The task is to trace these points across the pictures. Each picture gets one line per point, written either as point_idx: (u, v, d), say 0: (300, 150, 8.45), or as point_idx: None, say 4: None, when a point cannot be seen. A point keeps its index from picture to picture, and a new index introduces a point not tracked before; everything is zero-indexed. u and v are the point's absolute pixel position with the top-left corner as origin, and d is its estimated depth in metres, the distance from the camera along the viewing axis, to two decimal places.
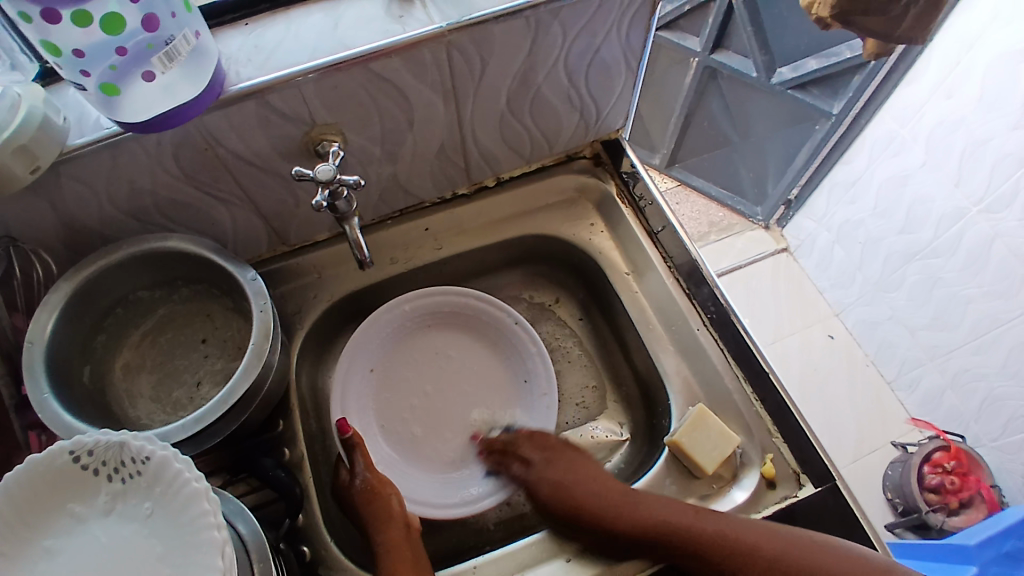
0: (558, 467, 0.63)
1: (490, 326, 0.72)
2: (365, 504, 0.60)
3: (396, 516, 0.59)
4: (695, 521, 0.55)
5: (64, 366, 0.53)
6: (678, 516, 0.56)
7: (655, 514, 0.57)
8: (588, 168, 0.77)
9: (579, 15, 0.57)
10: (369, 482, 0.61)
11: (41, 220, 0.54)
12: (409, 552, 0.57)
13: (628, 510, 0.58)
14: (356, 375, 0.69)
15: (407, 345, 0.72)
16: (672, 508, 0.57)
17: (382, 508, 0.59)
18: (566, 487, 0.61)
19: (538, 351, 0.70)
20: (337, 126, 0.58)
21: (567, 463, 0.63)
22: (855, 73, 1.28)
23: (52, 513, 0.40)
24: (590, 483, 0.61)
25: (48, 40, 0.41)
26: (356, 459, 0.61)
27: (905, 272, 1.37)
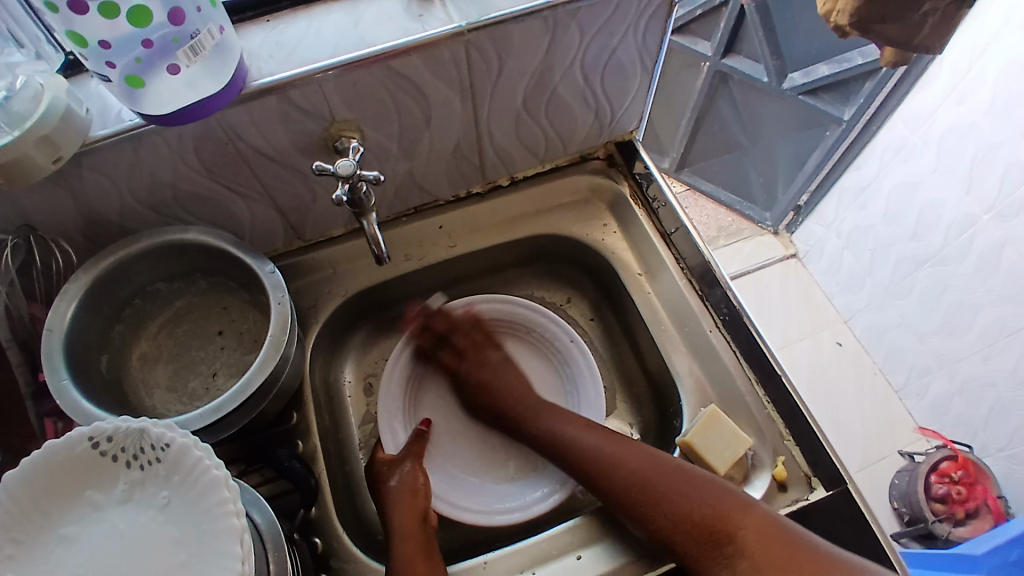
0: (490, 371, 0.70)
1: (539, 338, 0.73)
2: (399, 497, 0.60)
3: (420, 508, 0.60)
4: (585, 438, 0.63)
5: (83, 355, 0.54)
6: (572, 431, 0.64)
7: (551, 423, 0.66)
8: (601, 169, 0.77)
9: (596, 16, 0.57)
10: (407, 478, 0.62)
11: (62, 210, 0.54)
12: (420, 542, 0.58)
13: (535, 419, 0.67)
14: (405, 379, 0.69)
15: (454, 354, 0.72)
16: (571, 424, 0.65)
17: (409, 499, 0.60)
18: (492, 385, 0.69)
19: (574, 343, 0.71)
20: (355, 123, 0.58)
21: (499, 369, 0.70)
22: (866, 79, 1.28)
23: (69, 499, 0.41)
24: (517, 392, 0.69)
25: (73, 29, 0.42)
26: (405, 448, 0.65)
27: (914, 278, 1.36)
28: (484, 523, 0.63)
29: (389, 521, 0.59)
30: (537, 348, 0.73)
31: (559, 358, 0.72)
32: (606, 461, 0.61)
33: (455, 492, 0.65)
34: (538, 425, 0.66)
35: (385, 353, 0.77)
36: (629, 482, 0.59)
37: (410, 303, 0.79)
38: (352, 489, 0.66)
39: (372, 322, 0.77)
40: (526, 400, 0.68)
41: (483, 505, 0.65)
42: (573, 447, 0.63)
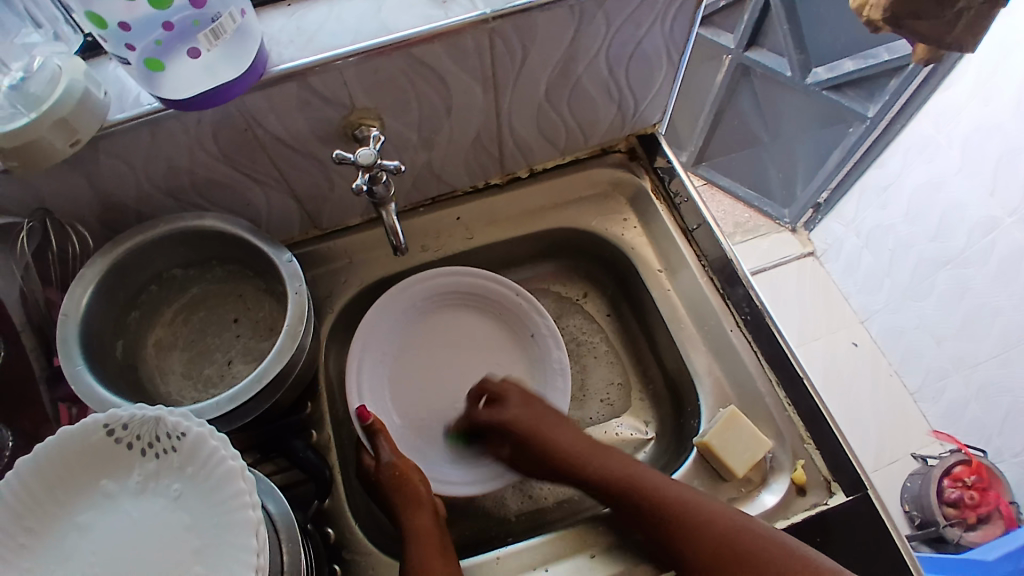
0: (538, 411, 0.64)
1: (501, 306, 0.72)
2: (392, 486, 0.59)
3: (425, 502, 0.59)
4: (652, 482, 0.58)
5: (98, 340, 0.54)
6: (634, 472, 0.60)
7: (625, 470, 0.60)
8: (622, 162, 0.76)
9: (624, 5, 0.56)
10: (394, 466, 0.60)
11: (79, 195, 0.54)
12: (437, 546, 0.56)
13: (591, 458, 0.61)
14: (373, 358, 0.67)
15: (419, 330, 0.71)
16: (629, 463, 0.61)
17: (412, 494, 0.59)
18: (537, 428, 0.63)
19: (552, 335, 0.70)
20: (375, 111, 0.57)
21: (551, 417, 0.64)
22: (891, 77, 1.24)
23: (85, 485, 0.41)
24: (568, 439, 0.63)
25: (92, 10, 0.41)
26: (379, 445, 0.61)
27: (935, 281, 1.34)
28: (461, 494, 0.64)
29: (403, 522, 0.57)
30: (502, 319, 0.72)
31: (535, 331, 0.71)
32: (687, 512, 0.55)
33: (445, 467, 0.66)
34: (597, 469, 0.61)
35: None
36: (714, 544, 0.53)
37: None
38: None
39: None
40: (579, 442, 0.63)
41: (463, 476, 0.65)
42: (643, 491, 0.58)
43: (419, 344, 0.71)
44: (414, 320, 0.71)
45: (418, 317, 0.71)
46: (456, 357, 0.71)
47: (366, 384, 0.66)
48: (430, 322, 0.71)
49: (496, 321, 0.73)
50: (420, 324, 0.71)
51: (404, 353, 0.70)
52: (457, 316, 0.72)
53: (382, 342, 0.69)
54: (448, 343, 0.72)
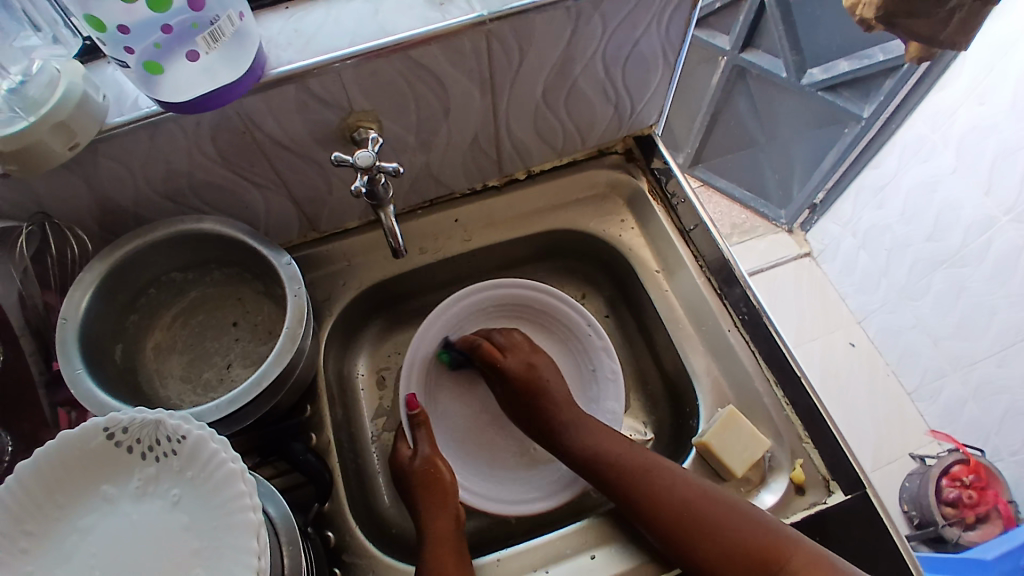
0: (540, 363, 0.68)
1: (562, 327, 0.72)
2: (420, 480, 0.60)
3: (451, 505, 0.59)
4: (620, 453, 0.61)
5: (97, 344, 0.54)
6: (608, 444, 0.62)
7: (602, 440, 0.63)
8: (619, 163, 0.76)
9: (620, 7, 0.56)
10: (429, 462, 0.61)
11: (78, 198, 0.54)
12: (454, 545, 0.57)
13: (575, 427, 0.64)
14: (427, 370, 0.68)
15: (474, 342, 0.71)
16: (605, 434, 0.63)
17: (440, 493, 0.59)
18: (535, 377, 0.66)
19: (614, 381, 0.69)
20: (373, 113, 0.57)
21: (547, 369, 0.67)
22: (887, 77, 1.25)
23: (85, 490, 0.41)
24: (563, 394, 0.66)
25: (91, 14, 0.41)
26: (419, 438, 0.62)
27: (930, 280, 1.35)
28: (493, 508, 0.62)
29: (422, 517, 0.59)
30: (560, 338, 0.72)
31: (594, 370, 0.70)
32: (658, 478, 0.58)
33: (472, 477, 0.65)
34: (579, 435, 0.63)
35: (398, 347, 0.76)
36: (677, 508, 0.56)
37: (422, 297, 0.78)
38: (362, 484, 0.66)
39: (385, 315, 0.76)
40: (571, 406, 0.65)
41: (492, 492, 0.64)
42: (614, 460, 0.61)
43: (472, 348, 0.71)
44: (472, 331, 0.71)
45: (476, 322, 0.71)
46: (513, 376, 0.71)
47: (412, 378, 0.67)
48: (487, 330, 0.72)
49: (558, 347, 0.72)
50: (476, 328, 0.72)
51: (459, 355, 0.71)
52: (515, 328, 0.73)
53: (436, 354, 0.69)
54: (502, 361, 0.72)
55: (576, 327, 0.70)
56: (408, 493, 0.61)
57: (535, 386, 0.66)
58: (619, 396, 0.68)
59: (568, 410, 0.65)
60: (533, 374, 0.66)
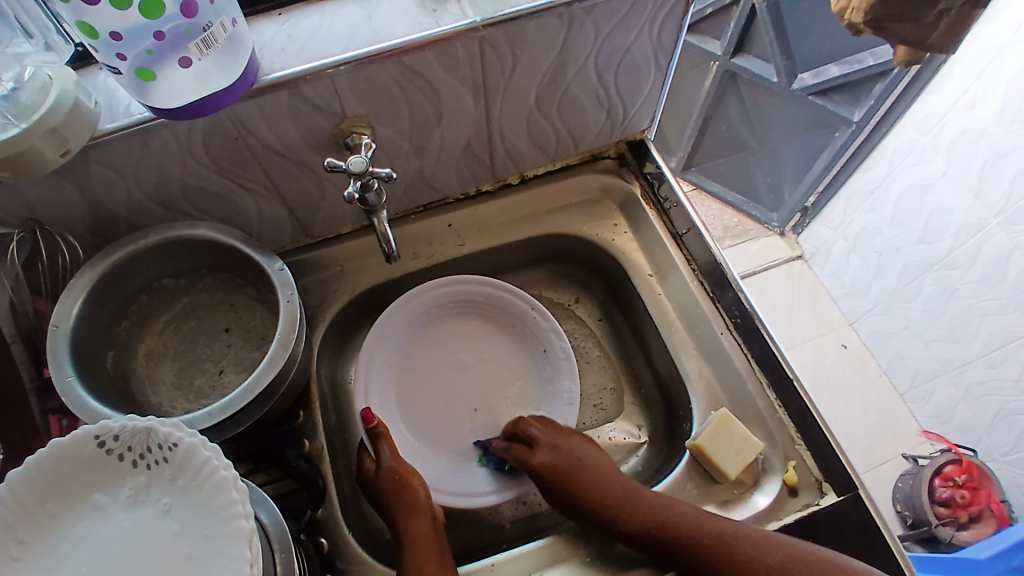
0: (569, 447, 0.63)
1: (513, 319, 0.72)
2: (389, 489, 0.60)
3: (424, 509, 0.59)
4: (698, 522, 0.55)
5: (89, 351, 0.53)
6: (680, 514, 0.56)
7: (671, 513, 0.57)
8: (612, 168, 0.77)
9: (612, 14, 0.56)
10: (395, 470, 0.61)
11: (70, 204, 0.54)
12: (434, 550, 0.57)
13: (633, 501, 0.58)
14: (380, 364, 0.68)
15: (429, 338, 0.72)
16: (675, 504, 0.57)
17: (412, 499, 0.59)
18: (565, 463, 0.62)
19: (566, 360, 0.69)
20: (366, 119, 0.58)
21: (574, 445, 0.63)
22: (878, 81, 1.28)
23: (76, 499, 0.40)
24: (597, 470, 0.61)
25: (83, 21, 0.41)
26: (381, 448, 0.62)
27: (921, 283, 1.36)
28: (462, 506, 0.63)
29: (398, 527, 0.58)
30: (513, 331, 0.72)
31: (548, 352, 0.71)
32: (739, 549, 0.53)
33: (436, 476, 0.65)
34: (634, 515, 0.57)
35: None
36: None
37: None
38: (355, 490, 0.65)
39: None
40: (612, 487, 0.60)
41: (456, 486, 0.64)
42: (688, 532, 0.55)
43: (429, 346, 0.71)
44: (427, 327, 0.72)
45: (429, 320, 0.72)
46: (466, 369, 0.71)
47: (370, 378, 0.67)
48: (440, 327, 0.72)
49: (511, 339, 0.72)
50: (430, 326, 0.72)
51: (416, 353, 0.71)
52: (470, 324, 0.73)
53: (390, 349, 0.69)
54: (455, 355, 0.72)
55: (526, 316, 0.71)
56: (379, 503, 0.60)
57: (567, 472, 0.61)
58: (574, 373, 0.69)
59: (602, 486, 0.60)
60: (564, 459, 0.62)
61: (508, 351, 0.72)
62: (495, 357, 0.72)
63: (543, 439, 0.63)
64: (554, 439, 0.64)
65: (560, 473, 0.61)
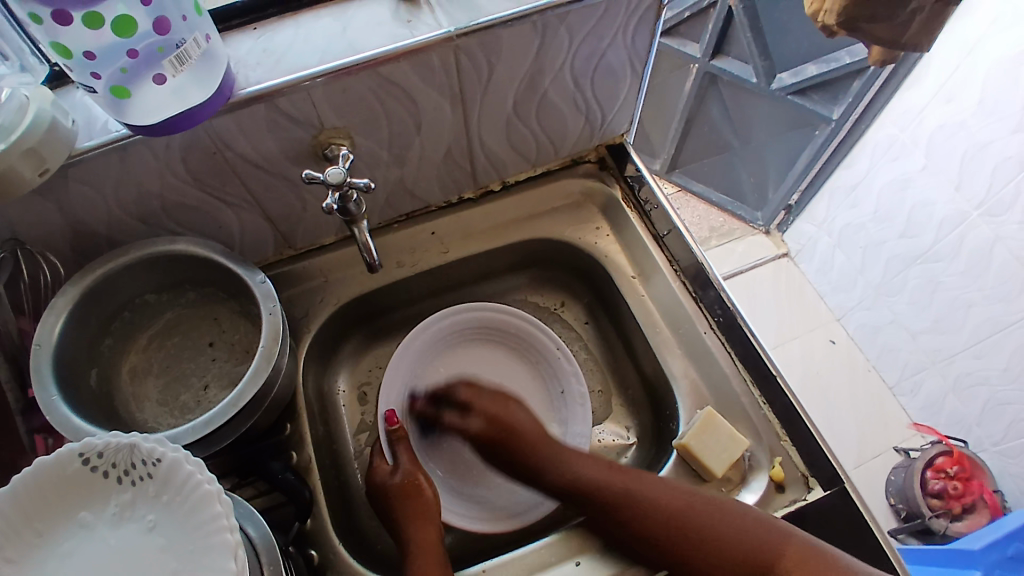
0: (504, 412, 0.66)
1: (535, 354, 0.72)
2: (397, 495, 0.60)
3: (433, 515, 0.60)
4: (617, 478, 0.60)
5: (72, 369, 0.53)
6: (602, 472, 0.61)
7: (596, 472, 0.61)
8: (592, 172, 0.77)
9: (585, 20, 0.57)
10: (408, 476, 0.61)
11: (50, 223, 0.54)
12: (438, 556, 0.57)
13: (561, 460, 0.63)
14: (405, 377, 0.68)
15: (452, 356, 0.72)
16: (599, 463, 0.62)
17: (420, 505, 0.60)
18: (495, 429, 0.65)
19: (582, 404, 0.69)
20: (345, 130, 0.58)
21: (514, 412, 0.66)
22: (854, 78, 1.30)
23: (59, 518, 0.40)
24: (535, 432, 0.65)
25: (57, 40, 0.42)
26: (399, 454, 0.63)
27: (906, 276, 1.37)
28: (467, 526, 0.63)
29: (404, 532, 0.58)
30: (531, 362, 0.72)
31: (566, 393, 0.70)
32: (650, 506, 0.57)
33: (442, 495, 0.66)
34: (561, 474, 0.62)
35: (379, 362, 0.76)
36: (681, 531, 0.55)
37: (401, 311, 0.78)
38: (346, 501, 0.65)
39: (364, 330, 0.76)
40: (540, 444, 0.64)
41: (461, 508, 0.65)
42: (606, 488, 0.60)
43: (454, 366, 0.71)
44: (451, 346, 0.71)
45: (457, 342, 0.72)
46: (487, 395, 0.72)
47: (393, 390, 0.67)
48: (466, 350, 0.72)
49: (530, 372, 0.72)
50: (456, 347, 0.72)
51: (441, 372, 0.71)
52: (495, 351, 0.73)
53: (416, 364, 0.69)
54: (477, 381, 0.72)
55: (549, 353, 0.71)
56: (386, 509, 0.61)
57: (497, 436, 0.65)
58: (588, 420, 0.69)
59: (535, 446, 0.64)
60: (496, 424, 0.66)
61: (527, 384, 0.72)
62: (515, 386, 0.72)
63: (481, 403, 0.68)
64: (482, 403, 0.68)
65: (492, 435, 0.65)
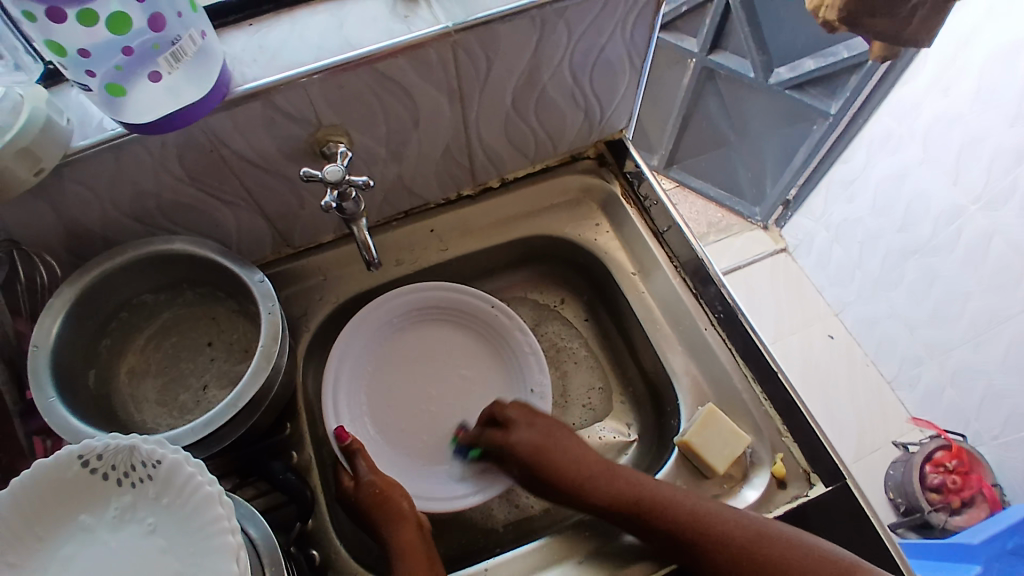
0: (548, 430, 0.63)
1: (484, 324, 0.72)
2: (371, 503, 0.59)
3: (408, 517, 0.58)
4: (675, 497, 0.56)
5: (70, 371, 0.53)
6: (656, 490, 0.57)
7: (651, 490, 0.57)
8: (592, 169, 0.77)
9: (584, 15, 0.57)
10: (375, 484, 0.60)
11: (46, 223, 0.53)
12: (424, 553, 0.56)
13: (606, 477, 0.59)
14: (349, 369, 0.68)
15: (396, 342, 0.71)
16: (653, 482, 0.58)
17: (396, 510, 0.59)
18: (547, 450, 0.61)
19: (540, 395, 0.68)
20: (342, 127, 0.57)
21: (557, 433, 0.63)
22: (852, 74, 1.29)
23: (60, 521, 0.40)
24: (577, 456, 0.61)
25: (51, 39, 0.41)
26: (358, 464, 0.61)
27: (903, 270, 1.37)
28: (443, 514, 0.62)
29: (383, 534, 0.57)
30: (481, 333, 0.72)
31: (515, 351, 0.71)
32: (708, 526, 0.54)
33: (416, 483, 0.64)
34: (607, 490, 0.59)
35: None
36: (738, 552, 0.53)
37: None
38: None
39: None
40: (592, 465, 0.61)
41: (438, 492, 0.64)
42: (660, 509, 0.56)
43: (398, 357, 0.71)
44: (394, 331, 0.71)
45: (401, 331, 0.71)
46: (434, 373, 0.72)
47: (340, 388, 0.66)
48: (410, 338, 0.72)
49: (480, 344, 0.72)
50: (401, 336, 0.72)
51: (385, 365, 0.70)
52: (440, 331, 0.73)
53: (359, 354, 0.69)
54: (424, 361, 0.72)
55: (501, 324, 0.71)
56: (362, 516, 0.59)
57: (547, 454, 0.61)
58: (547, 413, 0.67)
59: (578, 470, 0.60)
60: (543, 444, 0.62)
61: (477, 356, 0.72)
62: (461, 359, 0.72)
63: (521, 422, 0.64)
64: (534, 422, 0.63)
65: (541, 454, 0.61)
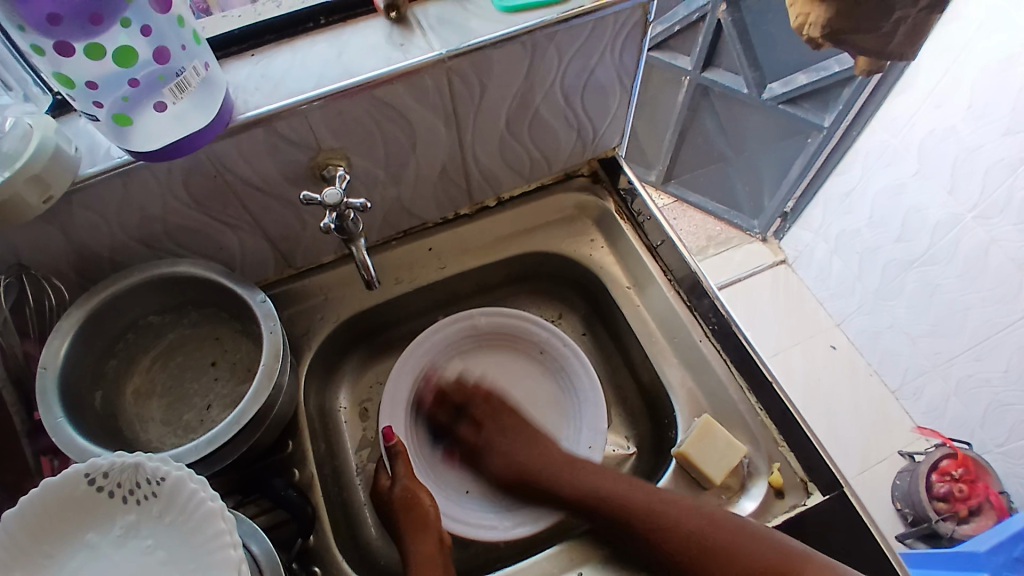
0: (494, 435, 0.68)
1: (542, 355, 0.73)
2: (400, 507, 0.60)
3: (432, 526, 0.60)
4: (635, 494, 0.60)
5: (77, 391, 0.54)
6: (615, 486, 0.61)
7: (618, 486, 0.61)
8: (586, 185, 0.79)
9: (573, 39, 0.59)
10: (408, 490, 0.61)
11: (54, 248, 0.55)
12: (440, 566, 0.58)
13: (572, 470, 0.64)
14: (413, 380, 0.70)
15: (456, 360, 0.73)
16: (610, 479, 0.62)
17: (420, 516, 0.60)
18: (533, 465, 0.65)
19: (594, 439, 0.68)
20: (341, 151, 0.59)
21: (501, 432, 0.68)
22: (844, 86, 1.31)
23: (68, 540, 0.41)
24: (558, 460, 0.65)
25: (60, 71, 0.43)
26: (398, 468, 0.62)
27: (903, 280, 1.37)
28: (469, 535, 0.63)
29: (404, 544, 0.59)
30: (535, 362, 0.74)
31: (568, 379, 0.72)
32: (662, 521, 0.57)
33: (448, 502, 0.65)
34: (569, 486, 0.63)
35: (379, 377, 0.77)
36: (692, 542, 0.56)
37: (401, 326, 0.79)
38: (349, 517, 0.66)
39: (364, 347, 0.77)
40: (556, 457, 0.66)
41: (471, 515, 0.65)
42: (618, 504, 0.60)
43: (452, 378, 0.73)
44: (455, 351, 0.73)
45: (449, 352, 0.73)
46: (487, 394, 0.73)
47: (395, 409, 0.68)
48: (466, 364, 0.73)
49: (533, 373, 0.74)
50: (457, 358, 0.73)
51: (441, 380, 0.72)
52: (496, 356, 0.74)
53: (418, 369, 0.70)
54: (480, 382, 0.73)
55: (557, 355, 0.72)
56: (390, 519, 0.61)
57: (523, 464, 0.65)
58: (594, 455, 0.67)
59: (553, 472, 0.64)
60: (506, 452, 0.67)
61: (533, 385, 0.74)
62: (517, 383, 0.74)
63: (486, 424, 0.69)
64: (499, 423, 0.69)
65: (512, 466, 0.66)
